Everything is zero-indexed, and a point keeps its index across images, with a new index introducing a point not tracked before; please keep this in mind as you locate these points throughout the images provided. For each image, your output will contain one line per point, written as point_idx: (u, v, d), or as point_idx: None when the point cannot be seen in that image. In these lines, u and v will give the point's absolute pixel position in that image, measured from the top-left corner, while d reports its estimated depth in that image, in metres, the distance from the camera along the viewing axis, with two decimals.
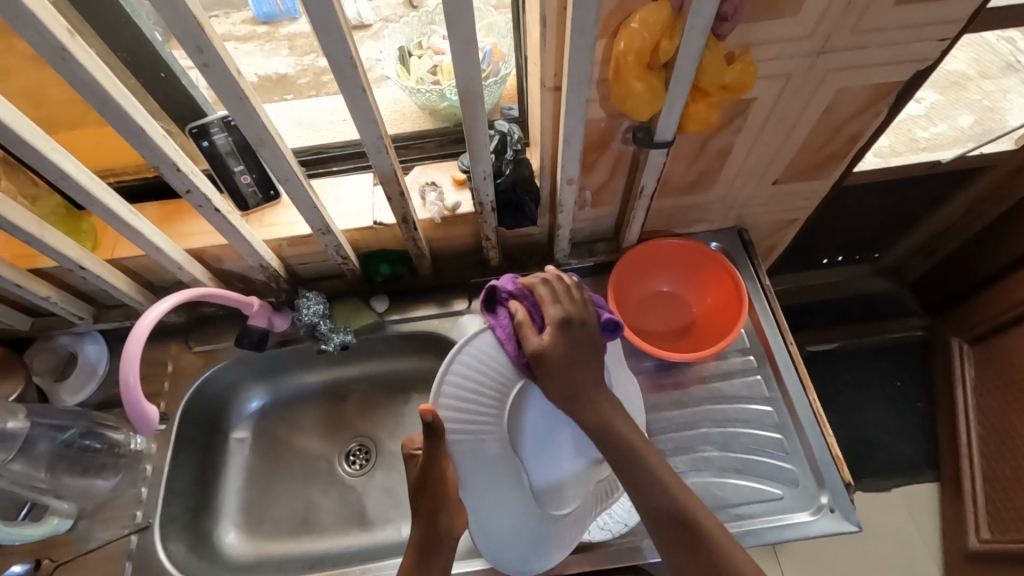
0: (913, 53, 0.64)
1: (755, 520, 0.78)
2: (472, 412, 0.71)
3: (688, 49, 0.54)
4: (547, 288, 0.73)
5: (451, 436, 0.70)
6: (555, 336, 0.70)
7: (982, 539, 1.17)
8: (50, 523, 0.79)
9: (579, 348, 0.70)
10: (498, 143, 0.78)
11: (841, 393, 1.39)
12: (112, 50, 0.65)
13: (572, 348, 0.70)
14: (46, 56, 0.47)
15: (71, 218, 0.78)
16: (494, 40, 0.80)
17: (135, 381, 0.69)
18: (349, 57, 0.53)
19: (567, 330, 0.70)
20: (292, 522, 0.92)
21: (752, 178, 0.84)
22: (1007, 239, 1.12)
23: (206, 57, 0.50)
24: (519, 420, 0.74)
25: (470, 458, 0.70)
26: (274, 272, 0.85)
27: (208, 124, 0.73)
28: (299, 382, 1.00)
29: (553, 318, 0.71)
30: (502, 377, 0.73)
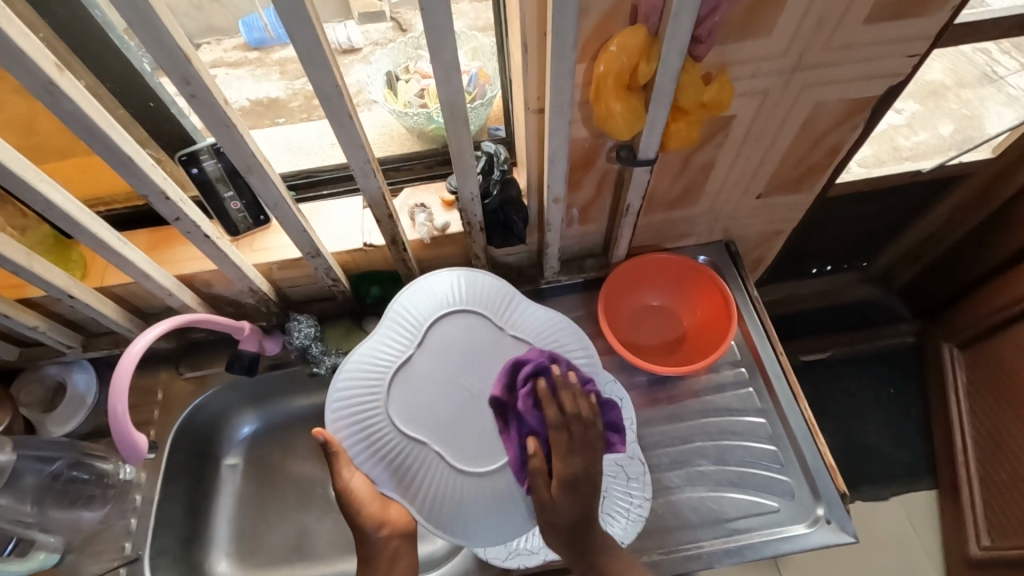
0: (886, 68, 0.66)
1: (752, 534, 0.78)
2: (362, 425, 0.71)
3: (666, 70, 0.55)
4: (565, 430, 0.69)
5: (354, 454, 0.70)
6: (565, 492, 0.67)
7: (983, 546, 1.16)
8: (35, 558, 0.77)
9: (585, 500, 0.68)
10: (484, 163, 0.80)
11: (836, 402, 1.39)
12: (101, 81, 0.66)
13: (580, 506, 0.68)
14: (34, 91, 0.47)
15: (60, 247, 0.78)
16: (479, 63, 0.81)
17: (122, 410, 0.69)
18: (335, 85, 0.54)
19: (574, 490, 0.68)
20: (286, 550, 0.91)
21: (736, 191, 0.86)
22: (991, 245, 1.14)
23: (193, 88, 0.50)
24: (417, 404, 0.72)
25: (378, 466, 0.70)
26: (264, 296, 0.85)
27: (197, 152, 0.74)
28: (290, 407, 0.99)
29: (564, 475, 0.67)
30: (376, 378, 0.72)
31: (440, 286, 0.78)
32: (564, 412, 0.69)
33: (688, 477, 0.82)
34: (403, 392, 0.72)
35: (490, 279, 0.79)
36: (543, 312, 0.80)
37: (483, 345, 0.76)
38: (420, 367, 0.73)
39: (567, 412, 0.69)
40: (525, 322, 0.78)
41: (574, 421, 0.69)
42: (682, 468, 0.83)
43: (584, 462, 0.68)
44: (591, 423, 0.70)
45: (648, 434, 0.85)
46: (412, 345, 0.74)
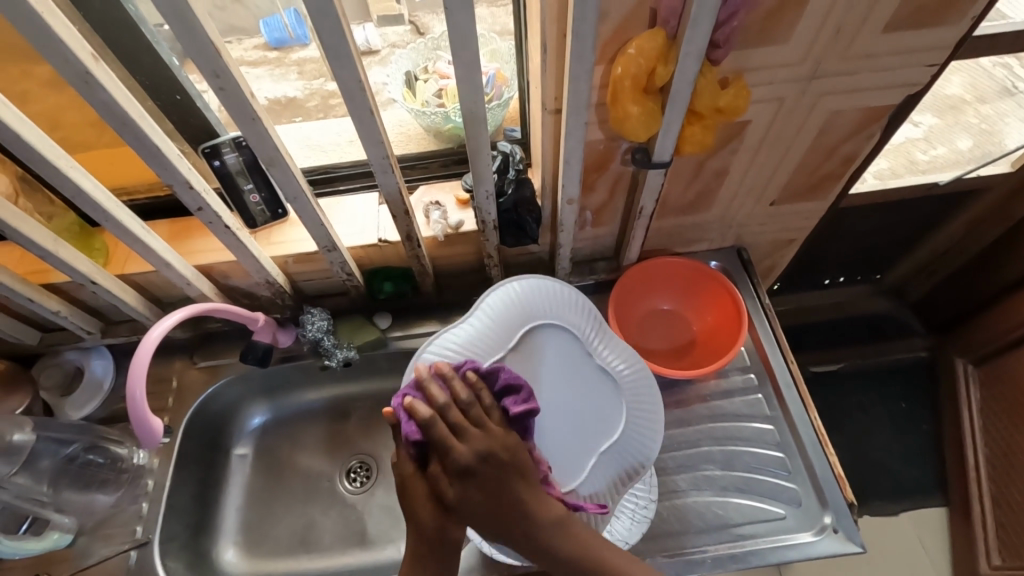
0: (903, 78, 0.66)
1: (758, 540, 0.77)
2: None
3: (683, 74, 0.56)
4: (443, 424, 0.56)
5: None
6: (472, 489, 0.55)
7: (993, 565, 1.14)
8: (50, 537, 0.78)
9: (497, 485, 0.56)
10: (500, 163, 0.81)
11: (846, 414, 1.37)
12: (131, 74, 0.68)
13: (492, 495, 0.55)
14: (71, 80, 0.49)
15: (85, 235, 0.80)
16: (497, 65, 0.83)
17: (141, 394, 0.70)
18: (358, 81, 0.55)
19: (479, 478, 0.55)
20: (292, 541, 0.92)
21: (750, 197, 0.86)
22: (1008, 259, 1.13)
23: (222, 81, 0.52)
24: None
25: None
26: (280, 288, 0.87)
27: (219, 145, 0.75)
28: (301, 400, 1.00)
29: (452, 471, 0.55)
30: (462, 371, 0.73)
31: (534, 294, 0.78)
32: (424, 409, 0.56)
33: (694, 482, 0.82)
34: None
35: (577, 297, 0.80)
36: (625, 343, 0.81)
37: (568, 364, 0.77)
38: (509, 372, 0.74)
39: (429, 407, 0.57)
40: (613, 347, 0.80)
41: (448, 410, 0.57)
42: (688, 472, 0.83)
43: (473, 446, 0.55)
44: (470, 403, 0.58)
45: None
46: (503, 349, 0.75)
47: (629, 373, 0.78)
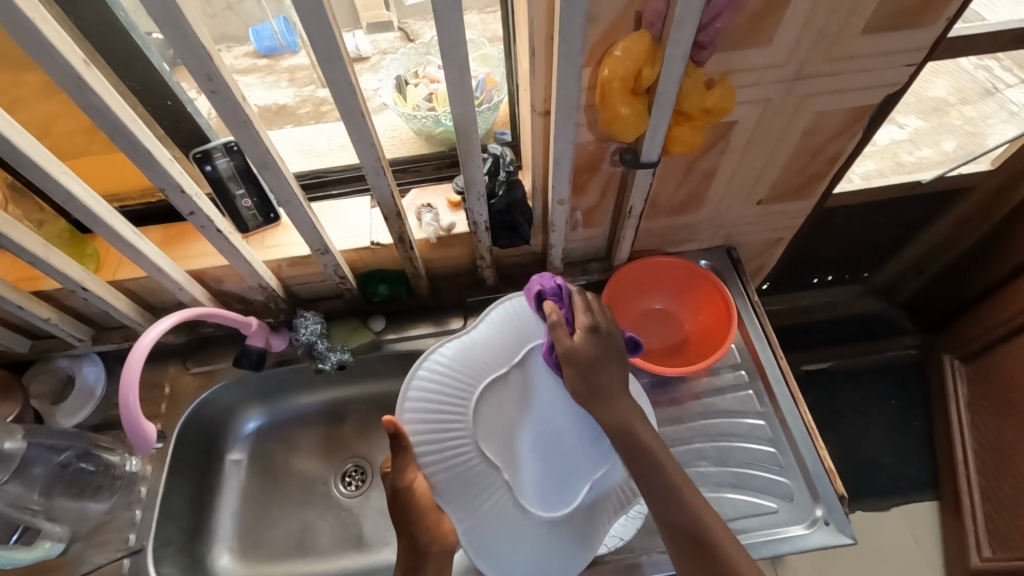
0: (884, 78, 0.68)
1: (752, 534, 0.78)
2: (437, 425, 0.72)
3: (669, 75, 0.57)
4: (581, 295, 0.76)
5: (421, 452, 0.70)
6: (586, 341, 0.72)
7: (984, 557, 1.16)
8: (42, 547, 0.78)
9: (602, 352, 0.73)
10: (491, 165, 0.82)
11: (837, 412, 1.39)
12: (123, 80, 0.68)
13: (599, 356, 0.72)
14: (63, 85, 0.49)
15: (76, 241, 0.80)
16: (488, 69, 0.83)
17: (134, 398, 0.70)
18: (350, 85, 0.56)
19: (595, 337, 0.73)
20: (288, 545, 0.91)
21: (738, 197, 0.87)
22: (994, 257, 1.15)
23: (215, 85, 0.53)
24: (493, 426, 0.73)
25: (442, 467, 0.70)
26: (273, 293, 0.87)
27: (210, 150, 0.75)
28: (296, 404, 1.00)
29: (584, 323, 0.73)
30: (467, 381, 0.74)
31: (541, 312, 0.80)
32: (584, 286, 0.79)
33: None
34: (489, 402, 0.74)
35: None
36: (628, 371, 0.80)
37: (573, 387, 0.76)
38: (512, 387, 0.75)
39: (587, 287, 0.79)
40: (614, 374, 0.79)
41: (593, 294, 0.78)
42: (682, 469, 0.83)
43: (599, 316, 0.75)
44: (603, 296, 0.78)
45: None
46: (508, 363, 0.76)
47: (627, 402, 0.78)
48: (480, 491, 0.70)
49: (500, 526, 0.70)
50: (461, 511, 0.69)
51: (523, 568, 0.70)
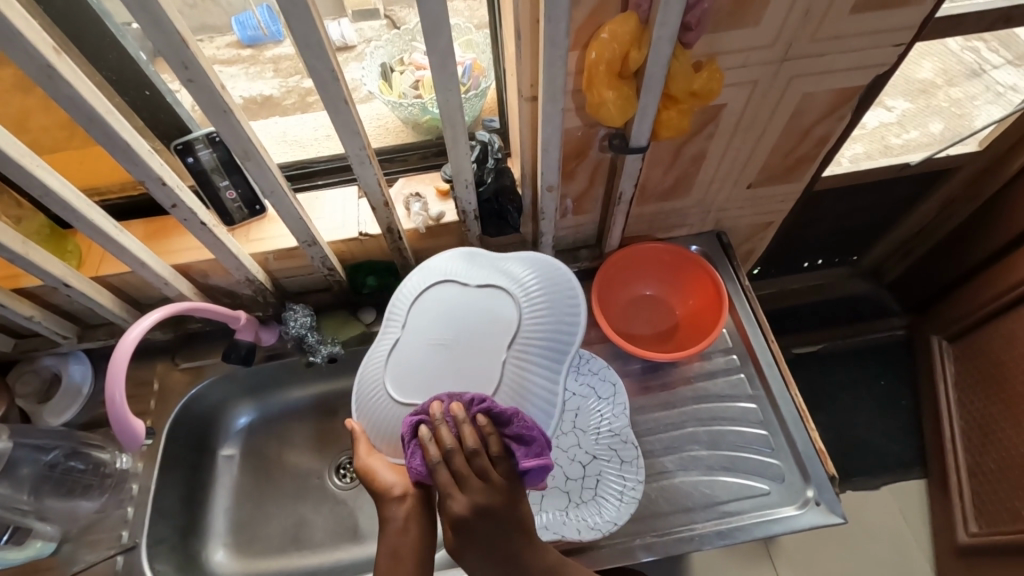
0: (871, 59, 0.68)
1: (743, 516, 0.79)
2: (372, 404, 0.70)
3: (657, 57, 0.56)
4: (442, 474, 0.55)
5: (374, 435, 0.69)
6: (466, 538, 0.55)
7: (970, 533, 1.18)
8: (33, 546, 0.77)
9: (492, 536, 0.55)
10: (479, 152, 0.81)
11: (827, 394, 1.41)
12: (97, 69, 0.66)
13: (485, 549, 0.55)
14: (33, 74, 0.48)
15: (57, 237, 0.78)
16: (473, 55, 0.82)
17: (122, 396, 0.69)
18: (332, 72, 0.54)
19: (470, 532, 0.55)
20: (283, 539, 0.91)
21: (727, 182, 0.87)
22: (979, 238, 1.16)
23: (191, 73, 0.51)
24: (409, 377, 0.69)
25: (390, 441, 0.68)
26: (261, 286, 0.86)
27: (193, 141, 0.74)
28: (287, 398, 0.99)
29: (450, 522, 0.54)
30: (385, 352, 0.72)
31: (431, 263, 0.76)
32: (442, 445, 0.55)
33: (680, 462, 0.83)
34: (400, 365, 0.70)
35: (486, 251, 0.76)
36: (534, 258, 0.74)
37: (456, 305, 0.72)
38: (413, 343, 0.71)
39: (445, 443, 0.55)
40: (511, 268, 0.74)
41: (453, 458, 0.55)
42: (675, 453, 0.84)
43: (467, 499, 0.54)
44: (474, 453, 0.55)
45: (639, 418, 0.87)
46: (406, 321, 0.73)
47: (524, 278, 0.72)
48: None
49: None
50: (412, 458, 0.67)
51: None
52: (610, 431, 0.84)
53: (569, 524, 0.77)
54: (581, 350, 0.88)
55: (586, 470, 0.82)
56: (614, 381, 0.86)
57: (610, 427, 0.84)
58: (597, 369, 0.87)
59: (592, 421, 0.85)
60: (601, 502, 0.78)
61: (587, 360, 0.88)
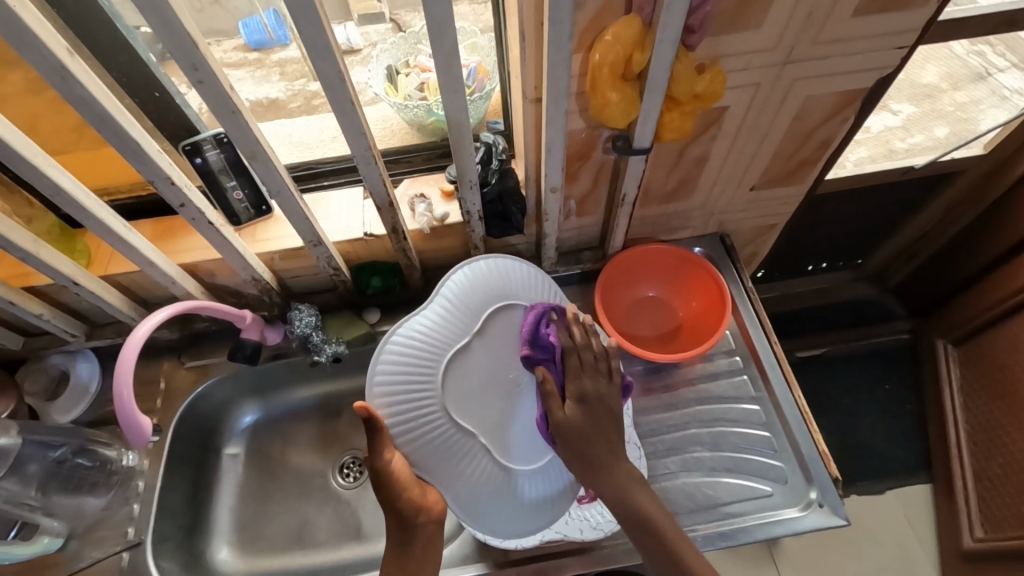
0: (874, 61, 0.68)
1: (746, 518, 0.79)
2: (410, 401, 0.68)
3: (660, 60, 0.57)
4: (574, 358, 0.71)
5: (396, 429, 0.68)
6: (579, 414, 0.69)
7: (976, 538, 1.17)
8: (40, 542, 0.78)
9: (598, 419, 0.69)
10: (484, 154, 0.81)
11: (832, 398, 1.40)
12: (108, 71, 0.68)
13: (593, 426, 0.69)
14: (47, 75, 0.49)
15: (66, 237, 0.80)
16: (478, 58, 0.83)
17: (128, 393, 0.70)
18: (338, 73, 0.55)
19: (586, 407, 0.69)
20: (286, 538, 0.91)
21: (730, 184, 0.87)
22: (984, 242, 1.16)
23: (201, 74, 0.52)
24: (463, 395, 0.71)
25: (420, 448, 0.68)
26: (266, 285, 0.87)
27: (200, 142, 0.75)
28: (292, 398, 1.00)
29: (576, 394, 0.69)
30: (434, 354, 0.71)
31: (483, 276, 0.77)
32: (577, 336, 0.73)
33: (683, 463, 0.83)
34: (455, 378, 0.70)
35: (528, 274, 0.80)
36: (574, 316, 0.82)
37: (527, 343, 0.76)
38: (476, 354, 0.72)
39: (579, 336, 0.73)
40: None
41: (583, 350, 0.72)
42: (677, 454, 0.84)
43: (592, 382, 0.70)
44: (601, 353, 0.72)
45: (641, 420, 0.86)
46: (467, 335, 0.73)
47: None
48: (468, 460, 0.69)
49: (486, 485, 0.70)
50: (442, 476, 0.68)
51: (508, 525, 0.71)
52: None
53: (569, 525, 0.77)
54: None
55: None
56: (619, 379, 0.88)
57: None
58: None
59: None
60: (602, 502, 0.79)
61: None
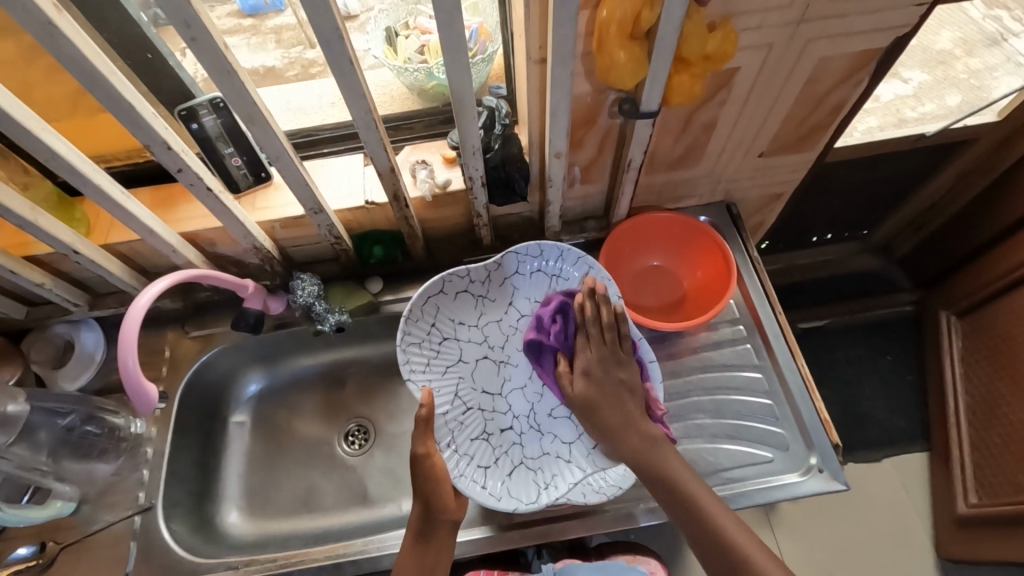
0: (892, 20, 0.65)
1: (746, 483, 0.79)
2: None
3: (670, 17, 0.55)
4: (583, 336, 0.78)
5: None
6: (586, 389, 0.76)
7: (971, 504, 1.19)
8: (53, 505, 0.79)
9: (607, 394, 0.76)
10: (486, 119, 0.80)
11: (834, 369, 1.41)
12: (99, 32, 0.65)
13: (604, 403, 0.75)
14: (33, 32, 0.47)
15: (64, 205, 0.79)
16: (480, 19, 0.80)
17: (134, 360, 0.70)
18: (336, 30, 0.53)
19: (592, 380, 0.76)
20: (293, 502, 0.93)
21: (738, 151, 0.86)
22: (991, 213, 1.15)
23: (194, 32, 0.50)
24: None
25: None
26: (268, 254, 0.86)
27: (196, 107, 0.73)
28: (296, 367, 1.01)
29: (585, 375, 0.77)
30: None
31: None
32: (606, 314, 0.77)
33: (684, 431, 0.84)
34: None
35: None
36: None
37: None
38: None
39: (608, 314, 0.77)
40: None
41: (603, 329, 0.77)
42: (679, 422, 0.85)
43: (597, 358, 0.77)
44: (612, 326, 0.77)
45: None
46: None
47: None
48: None
49: None
50: None
51: None
52: None
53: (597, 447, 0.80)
54: (516, 248, 0.83)
55: None
56: (555, 270, 0.85)
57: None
58: (534, 266, 0.85)
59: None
60: None
61: (525, 254, 0.84)
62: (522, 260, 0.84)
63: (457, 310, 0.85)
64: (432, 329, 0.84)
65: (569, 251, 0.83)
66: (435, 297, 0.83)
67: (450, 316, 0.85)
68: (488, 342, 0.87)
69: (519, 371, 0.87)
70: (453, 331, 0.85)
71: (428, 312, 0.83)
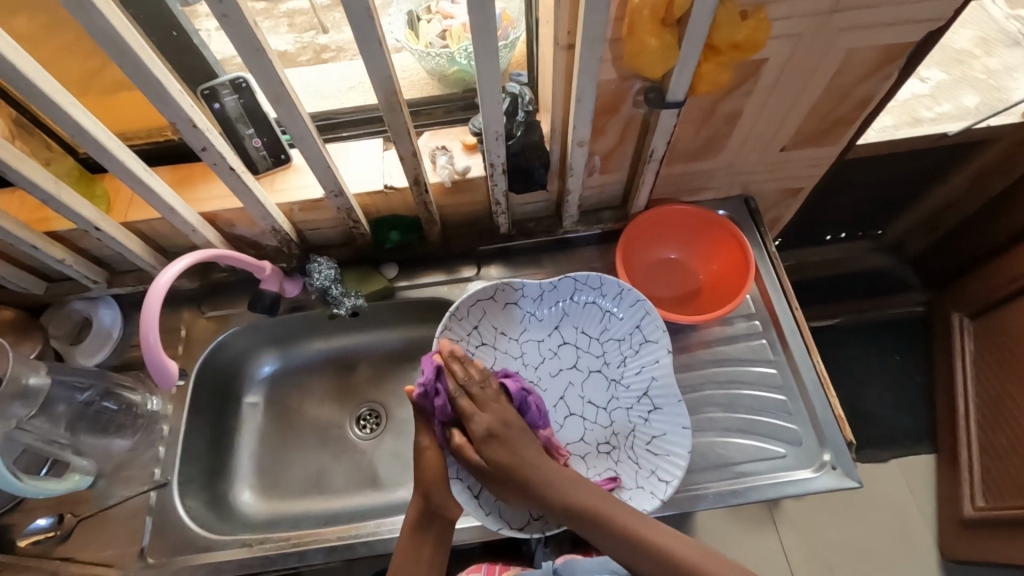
0: (926, 13, 0.64)
1: (758, 477, 0.80)
2: None
3: (703, 4, 0.54)
4: (466, 397, 0.72)
5: None
6: (496, 451, 0.70)
7: (977, 506, 1.18)
8: (72, 478, 0.80)
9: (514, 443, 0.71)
10: (509, 104, 0.79)
11: (842, 367, 1.41)
12: (124, 7, 0.65)
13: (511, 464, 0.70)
14: (66, 3, 0.47)
15: (85, 180, 0.79)
16: (502, 4, 0.79)
17: (156, 339, 0.70)
18: (366, 8, 0.52)
19: (498, 442, 0.70)
20: (305, 483, 0.94)
21: (759, 144, 0.85)
22: (1007, 214, 1.13)
23: (226, 8, 0.50)
24: None
25: None
26: (286, 236, 0.86)
27: (218, 86, 0.72)
28: (309, 350, 1.02)
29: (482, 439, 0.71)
30: None
31: None
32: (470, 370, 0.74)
33: (697, 424, 0.84)
34: None
35: None
36: None
37: None
38: None
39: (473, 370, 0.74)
40: None
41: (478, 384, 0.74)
42: (692, 415, 0.85)
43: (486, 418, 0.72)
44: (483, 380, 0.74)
45: (632, 363, 0.84)
46: None
47: None
48: None
49: None
50: None
51: None
52: (604, 370, 0.85)
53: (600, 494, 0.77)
54: (577, 274, 0.84)
55: (592, 418, 0.84)
56: (608, 307, 0.85)
57: (602, 364, 0.86)
58: (589, 298, 0.85)
59: (584, 359, 0.86)
60: (619, 465, 0.80)
61: (585, 283, 0.84)
62: (579, 288, 0.85)
63: (501, 321, 0.86)
64: (472, 331, 0.84)
65: (628, 292, 0.83)
66: (484, 302, 0.85)
67: (493, 325, 0.86)
68: (523, 358, 0.86)
69: (545, 398, 0.86)
70: (493, 339, 0.86)
71: (473, 313, 0.84)
